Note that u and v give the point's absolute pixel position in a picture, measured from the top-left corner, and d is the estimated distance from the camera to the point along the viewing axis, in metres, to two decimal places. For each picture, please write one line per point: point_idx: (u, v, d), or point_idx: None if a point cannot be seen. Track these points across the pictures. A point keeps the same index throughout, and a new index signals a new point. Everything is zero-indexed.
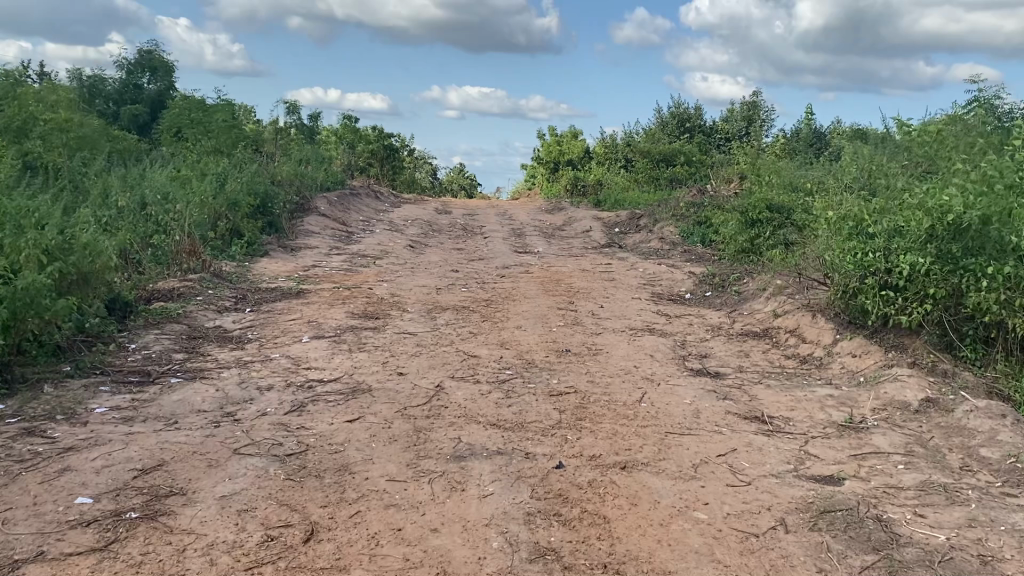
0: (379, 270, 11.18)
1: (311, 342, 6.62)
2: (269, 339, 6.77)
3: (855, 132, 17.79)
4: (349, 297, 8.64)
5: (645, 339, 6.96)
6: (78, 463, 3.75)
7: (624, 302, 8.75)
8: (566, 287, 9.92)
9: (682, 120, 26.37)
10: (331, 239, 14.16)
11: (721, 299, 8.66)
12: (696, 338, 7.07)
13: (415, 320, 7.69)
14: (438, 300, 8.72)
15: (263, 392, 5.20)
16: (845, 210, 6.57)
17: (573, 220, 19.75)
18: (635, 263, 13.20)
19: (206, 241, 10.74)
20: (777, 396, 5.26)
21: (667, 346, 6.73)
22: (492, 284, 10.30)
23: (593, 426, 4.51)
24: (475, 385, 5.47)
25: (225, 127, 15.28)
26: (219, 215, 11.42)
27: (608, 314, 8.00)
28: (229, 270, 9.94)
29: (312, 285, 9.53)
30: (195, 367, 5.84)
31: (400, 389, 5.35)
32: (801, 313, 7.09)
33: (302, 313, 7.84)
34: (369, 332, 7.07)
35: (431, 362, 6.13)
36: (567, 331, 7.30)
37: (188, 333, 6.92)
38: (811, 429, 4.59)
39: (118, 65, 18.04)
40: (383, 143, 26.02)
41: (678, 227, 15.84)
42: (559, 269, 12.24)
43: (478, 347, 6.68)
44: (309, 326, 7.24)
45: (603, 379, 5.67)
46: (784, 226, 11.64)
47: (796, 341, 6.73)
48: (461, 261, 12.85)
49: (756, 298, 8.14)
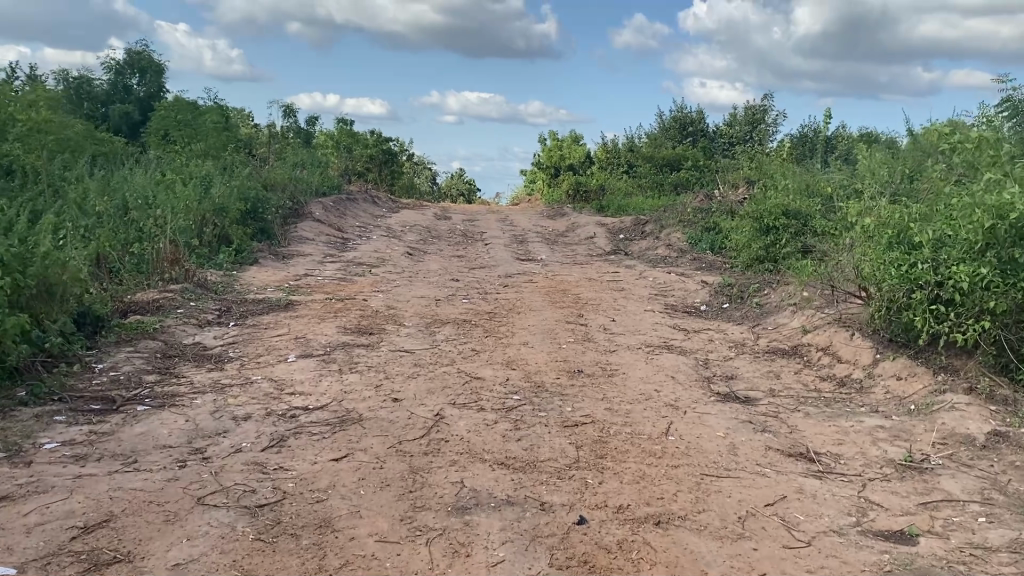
0: (375, 279, 10.58)
1: (298, 362, 6.01)
2: (252, 358, 6.16)
3: (865, 135, 17.24)
4: (342, 309, 8.04)
5: (664, 357, 6.36)
6: (7, 520, 3.17)
7: (637, 315, 8.15)
8: (574, 298, 9.34)
9: (684, 125, 25.86)
10: (326, 246, 13.57)
11: (741, 313, 8.05)
12: (720, 356, 6.46)
13: (412, 335, 7.08)
14: (438, 313, 8.12)
15: (240, 423, 4.60)
16: (885, 216, 5.98)
17: (576, 225, 19.18)
18: (644, 272, 12.61)
19: (191, 249, 10.15)
20: (819, 428, 4.66)
21: (689, 366, 6.13)
22: (494, 294, 9.70)
23: (617, 468, 3.91)
24: (478, 414, 4.86)
25: (215, 129, 14.70)
26: (205, 220, 10.85)
27: (621, 329, 7.40)
28: (215, 280, 9.36)
29: (303, 296, 8.93)
30: (167, 392, 5.23)
31: (395, 419, 4.75)
32: (835, 330, 6.49)
33: (290, 328, 7.24)
34: (362, 350, 6.47)
35: (430, 385, 5.52)
36: (578, 348, 6.69)
37: (163, 350, 6.32)
38: (865, 470, 3.99)
39: (106, 67, 17.47)
40: (381, 148, 25.45)
41: (686, 233, 15.27)
42: (565, 278, 11.64)
43: (481, 366, 6.07)
44: (297, 343, 6.63)
45: (622, 406, 5.07)
46: (801, 233, 11.05)
47: (831, 361, 6.12)
48: (462, 269, 12.26)
49: (781, 312, 7.54)
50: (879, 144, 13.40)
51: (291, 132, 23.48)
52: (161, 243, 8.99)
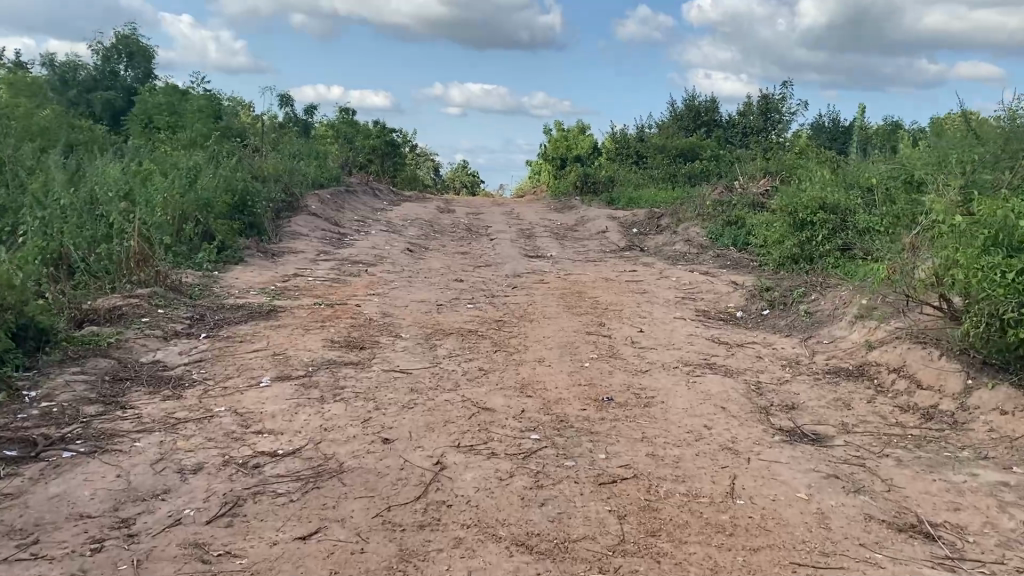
0: (372, 280, 9.59)
1: (272, 388, 5.01)
2: (217, 381, 5.17)
3: (892, 124, 16.30)
4: (331, 318, 7.06)
5: (709, 381, 5.36)
6: None
7: (668, 324, 7.13)
8: (592, 303, 8.33)
9: (697, 114, 24.90)
10: (321, 243, 12.58)
11: (786, 324, 7.04)
12: (773, 381, 5.46)
13: (409, 350, 6.11)
14: (440, 322, 7.12)
15: (187, 478, 3.61)
16: (979, 214, 4.98)
17: (586, 219, 18.18)
18: (664, 271, 11.60)
19: (167, 246, 9.16)
20: (924, 485, 3.67)
21: (740, 393, 5.13)
22: (503, 297, 8.72)
23: (677, 558, 2.93)
24: (489, 463, 3.87)
25: (202, 116, 13.71)
26: (186, 215, 9.86)
27: (652, 343, 6.39)
28: (191, 282, 8.37)
29: (289, 300, 7.94)
30: (105, 430, 4.24)
31: (386, 471, 3.77)
32: (909, 348, 5.49)
33: (269, 341, 6.24)
34: (351, 370, 5.48)
35: (428, 420, 4.52)
36: (605, 369, 5.69)
37: (114, 371, 5.32)
38: (1006, 555, 3.01)
39: (93, 51, 16.47)
40: (383, 139, 24.45)
41: (705, 228, 14.24)
42: (579, 278, 10.64)
43: (492, 392, 5.07)
44: (274, 361, 5.63)
45: (669, 451, 4.08)
46: (840, 229, 10.06)
47: (910, 388, 5.12)
48: (466, 267, 11.27)
49: (836, 324, 6.53)
50: (914, 133, 12.44)
51: (288, 122, 22.47)
52: (129, 240, 8.01)
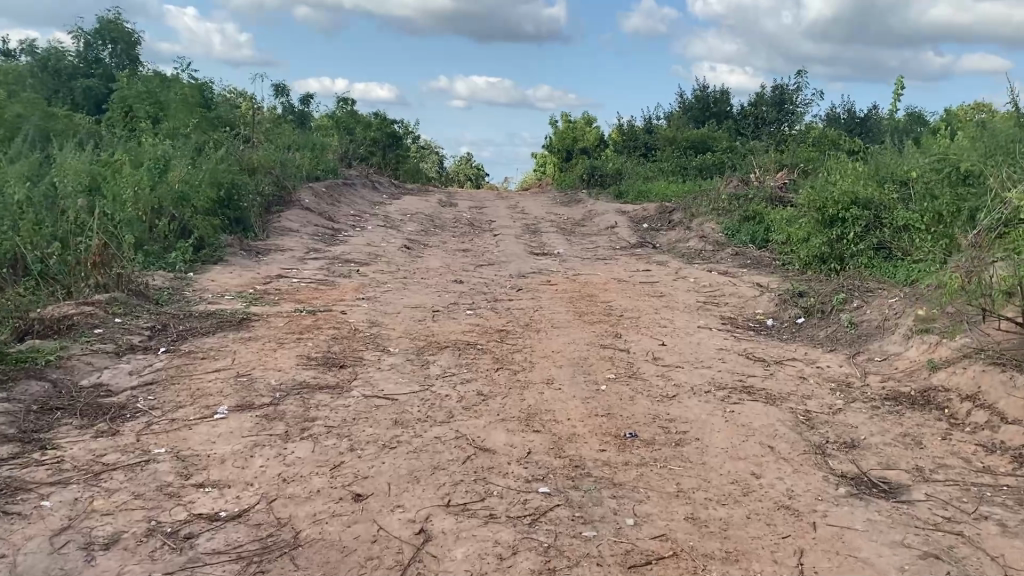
0: (363, 281, 8.77)
1: (228, 421, 4.18)
2: (166, 412, 4.35)
3: (915, 115, 15.51)
4: (311, 329, 6.24)
5: (749, 412, 4.52)
6: None
7: (693, 337, 6.29)
8: (604, 309, 7.50)
9: (706, 104, 24.11)
10: (312, 239, 11.75)
11: (827, 336, 6.20)
12: (824, 411, 4.62)
13: (397, 369, 5.29)
14: (434, 332, 6.31)
15: (93, 558, 2.79)
16: None
17: (595, 213, 17.34)
18: (681, 270, 10.77)
19: (137, 245, 8.35)
20: None
21: (789, 431, 4.29)
22: (505, 302, 7.91)
23: None
24: (485, 531, 3.05)
25: (186, 103, 12.88)
26: (160, 209, 9.04)
27: (677, 360, 5.55)
28: (160, 285, 7.55)
29: (267, 306, 7.13)
30: (12, 480, 3.40)
31: (356, 545, 2.95)
32: (985, 371, 4.64)
33: (234, 357, 5.41)
34: (326, 397, 4.65)
35: (412, 466, 3.69)
36: (624, 393, 4.85)
37: (45, 397, 4.49)
38: None
39: (75, 37, 15.72)
40: (384, 131, 23.61)
41: (721, 223, 13.38)
42: (590, 278, 9.80)
43: (491, 426, 4.24)
44: (236, 385, 4.79)
45: (714, 514, 3.24)
46: (873, 226, 9.26)
47: (991, 422, 4.27)
48: (467, 267, 10.44)
49: (887, 339, 5.69)
50: (945, 123, 11.65)
51: (284, 113, 21.66)
52: (91, 239, 7.18)
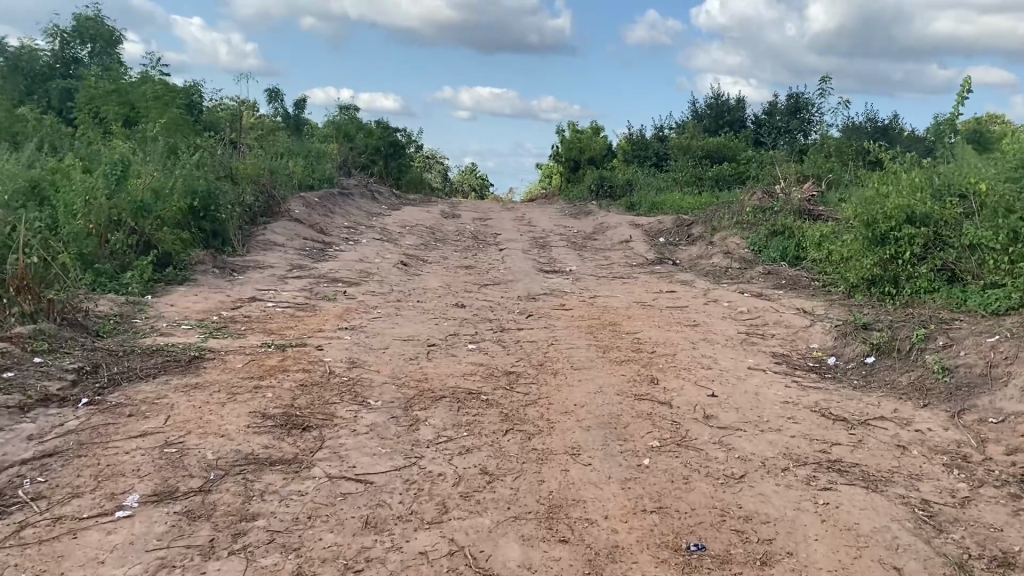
0: (350, 306, 7.59)
1: (132, 524, 2.99)
2: (52, 506, 3.15)
3: None
4: (275, 372, 5.04)
5: (851, 505, 3.33)
6: None
7: (748, 384, 5.06)
8: (632, 342, 6.31)
9: (720, 112, 22.95)
10: (299, 255, 10.58)
11: (914, 385, 4.99)
12: (949, 503, 3.42)
13: (378, 431, 4.10)
14: (427, 376, 5.11)
15: None
16: None
17: (606, 226, 16.16)
18: (709, 291, 9.59)
19: (85, 263, 7.19)
20: None
21: (912, 537, 3.09)
22: (513, 332, 6.72)
23: None
24: None
25: (162, 103, 11.75)
26: (117, 220, 7.87)
27: (736, 420, 4.35)
28: (106, 313, 6.37)
29: (229, 339, 5.95)
30: None
31: None
32: None
33: (170, 415, 4.22)
34: (276, 479, 3.45)
35: None
36: (676, 472, 3.64)
37: None
38: None
39: (51, 36, 14.61)
40: (385, 140, 22.51)
41: (748, 237, 12.18)
42: (608, 301, 8.62)
43: (500, 529, 3.05)
44: (160, 459, 3.60)
45: None
46: (934, 246, 8.03)
47: None
48: (469, 287, 9.26)
49: (1001, 393, 4.47)
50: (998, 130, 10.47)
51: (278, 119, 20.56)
52: (18, 256, 5.95)
